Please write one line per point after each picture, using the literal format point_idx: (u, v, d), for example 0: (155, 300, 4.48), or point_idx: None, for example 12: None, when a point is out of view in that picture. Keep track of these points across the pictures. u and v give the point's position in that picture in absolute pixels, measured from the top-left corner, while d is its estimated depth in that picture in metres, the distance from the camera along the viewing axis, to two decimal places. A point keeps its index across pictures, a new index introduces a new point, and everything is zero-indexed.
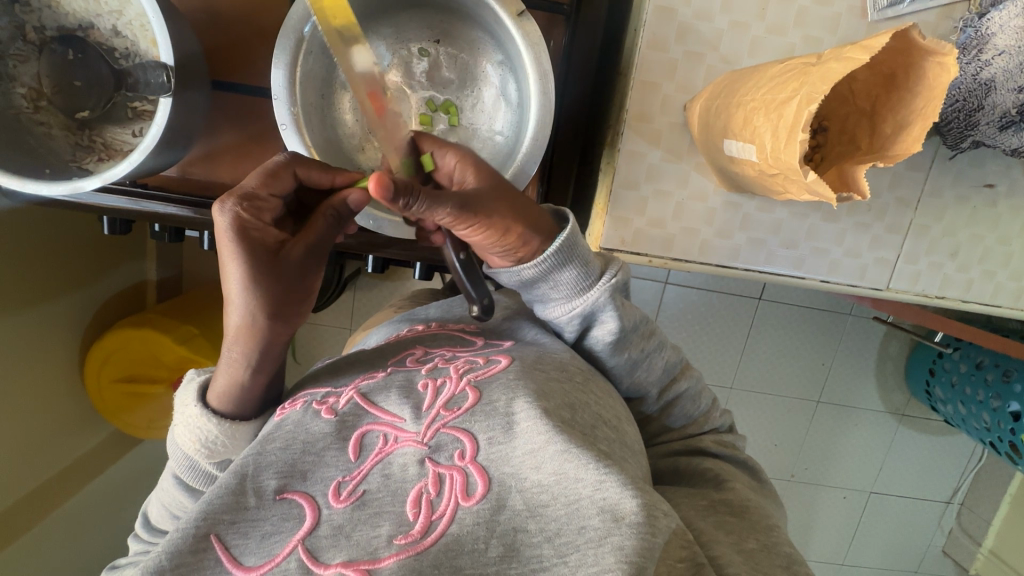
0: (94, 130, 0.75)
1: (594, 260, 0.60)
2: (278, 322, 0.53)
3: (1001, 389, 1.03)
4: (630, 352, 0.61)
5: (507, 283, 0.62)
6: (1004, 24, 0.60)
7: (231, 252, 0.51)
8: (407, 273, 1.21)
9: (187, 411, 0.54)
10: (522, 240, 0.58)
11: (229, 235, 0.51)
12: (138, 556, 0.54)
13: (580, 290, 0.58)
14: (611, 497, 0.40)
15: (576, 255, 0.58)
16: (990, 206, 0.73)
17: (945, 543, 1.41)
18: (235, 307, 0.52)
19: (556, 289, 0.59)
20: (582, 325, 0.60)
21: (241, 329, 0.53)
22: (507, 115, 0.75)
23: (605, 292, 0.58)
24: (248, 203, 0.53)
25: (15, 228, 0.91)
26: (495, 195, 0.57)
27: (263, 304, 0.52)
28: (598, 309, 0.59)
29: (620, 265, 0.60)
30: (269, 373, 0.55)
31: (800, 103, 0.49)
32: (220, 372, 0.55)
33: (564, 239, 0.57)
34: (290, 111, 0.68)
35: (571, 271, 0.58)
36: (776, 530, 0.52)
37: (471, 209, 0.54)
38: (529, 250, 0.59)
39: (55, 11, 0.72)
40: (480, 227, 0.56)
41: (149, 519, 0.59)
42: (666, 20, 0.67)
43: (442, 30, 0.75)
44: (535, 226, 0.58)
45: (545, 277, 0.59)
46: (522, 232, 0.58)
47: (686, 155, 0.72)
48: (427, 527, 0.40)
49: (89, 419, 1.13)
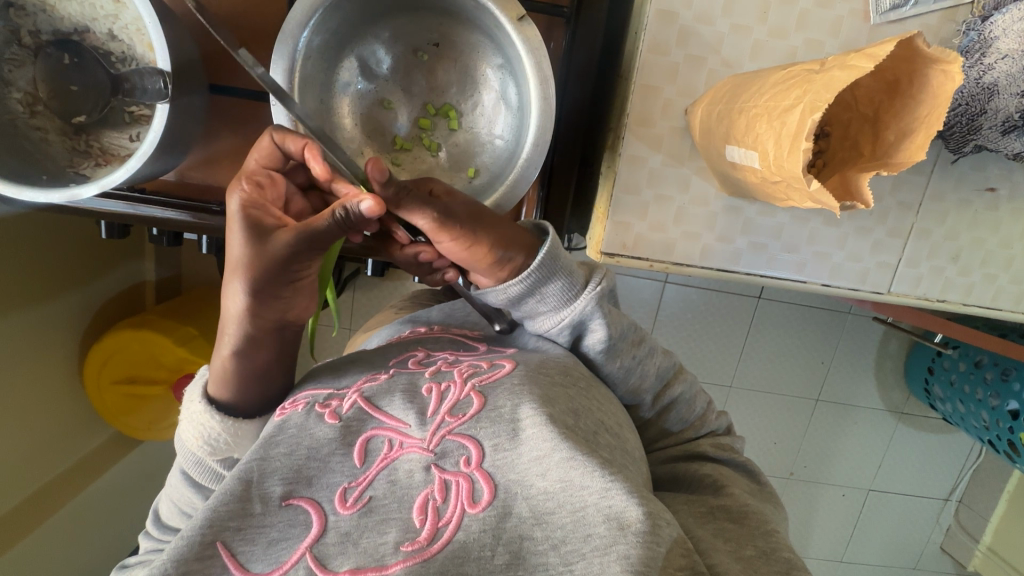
0: (91, 134, 0.75)
1: (578, 270, 0.60)
2: (265, 291, 0.50)
3: (1000, 388, 1.03)
4: (623, 360, 0.61)
5: (493, 303, 0.62)
6: (1008, 28, 0.60)
7: (230, 225, 0.50)
8: (406, 274, 1.20)
9: (191, 407, 0.54)
10: (501, 261, 0.58)
11: (230, 206, 0.51)
12: (148, 555, 0.53)
13: (567, 301, 0.59)
14: (617, 505, 0.40)
15: (559, 267, 0.58)
16: (991, 209, 0.73)
17: (943, 540, 1.42)
18: (231, 287, 0.50)
19: (543, 303, 0.59)
20: (573, 334, 0.60)
21: (235, 310, 0.51)
22: (507, 120, 0.74)
23: (592, 300, 0.58)
24: (248, 180, 0.54)
25: (11, 232, 0.90)
26: (478, 212, 0.58)
27: (250, 277, 0.49)
28: (586, 318, 0.59)
29: (605, 273, 0.61)
30: (264, 360, 0.54)
31: (803, 112, 0.49)
32: (217, 360, 0.54)
33: (545, 252, 0.58)
34: (287, 116, 0.68)
35: (555, 283, 0.58)
36: (775, 536, 0.51)
37: (450, 221, 0.56)
38: (510, 269, 0.59)
39: (50, 15, 0.71)
40: (459, 239, 0.57)
41: (159, 517, 0.58)
42: (667, 24, 0.67)
43: (442, 33, 0.74)
44: (518, 245, 0.59)
45: (530, 293, 0.59)
46: (500, 250, 0.58)
47: (688, 159, 0.72)
48: (434, 534, 0.40)
49: (90, 421, 1.13)
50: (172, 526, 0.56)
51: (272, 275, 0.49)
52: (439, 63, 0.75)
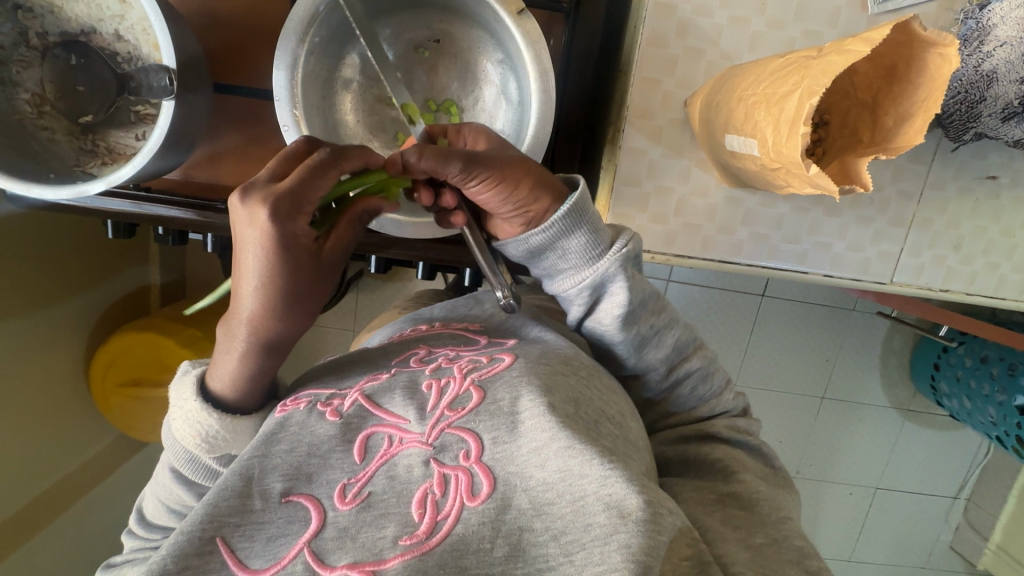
0: (97, 134, 0.76)
1: (605, 229, 0.60)
2: (290, 319, 0.50)
3: (1007, 383, 1.03)
4: (640, 328, 0.61)
5: (514, 255, 0.63)
6: (1006, 15, 0.60)
7: (270, 260, 0.47)
8: (409, 274, 1.21)
9: (185, 405, 0.53)
10: (532, 197, 0.59)
11: (269, 237, 0.46)
12: (137, 554, 0.54)
13: (590, 259, 0.59)
14: (616, 493, 0.40)
15: (585, 220, 0.58)
16: (992, 197, 0.73)
17: (952, 539, 1.41)
18: (262, 309, 0.49)
19: (564, 259, 0.60)
20: (591, 297, 0.61)
21: (264, 331, 0.50)
22: (508, 114, 0.75)
23: (615, 262, 0.58)
24: (287, 202, 0.47)
25: (18, 233, 0.92)
26: (510, 156, 0.59)
27: (294, 306, 0.49)
28: (608, 279, 0.59)
29: (631, 235, 0.61)
30: (280, 360, 0.54)
31: (801, 96, 0.49)
32: (226, 357, 0.52)
33: (574, 201, 0.58)
34: (292, 113, 0.69)
35: (580, 238, 0.58)
36: (788, 523, 0.51)
37: (479, 159, 0.56)
38: (540, 207, 0.59)
39: (58, 16, 0.73)
40: (490, 178, 0.57)
41: (145, 517, 0.58)
42: (666, 17, 0.67)
43: (443, 30, 0.75)
44: (547, 188, 0.59)
45: (553, 245, 0.59)
46: (532, 189, 0.58)
47: (687, 150, 0.72)
48: (433, 527, 0.41)
49: (97, 424, 1.14)
50: (161, 524, 0.56)
51: (312, 298, 0.51)
52: (440, 60, 0.76)
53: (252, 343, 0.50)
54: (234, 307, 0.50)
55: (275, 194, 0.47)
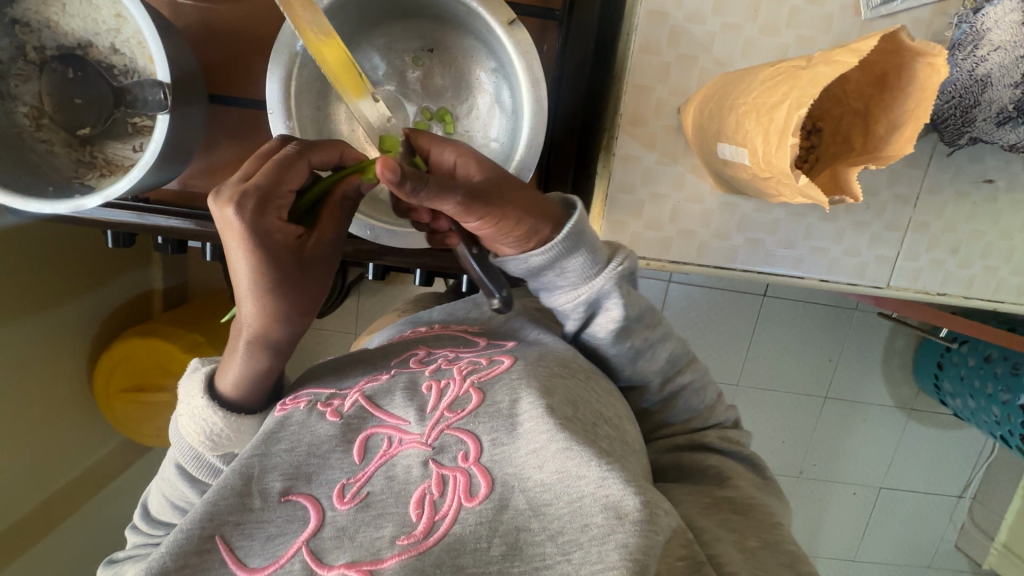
0: (95, 146, 0.77)
1: (601, 248, 0.59)
2: (292, 320, 0.52)
3: (1010, 382, 1.02)
4: (634, 341, 0.61)
5: (512, 272, 0.61)
6: (1000, 19, 0.60)
7: (248, 257, 0.48)
8: (409, 278, 1.21)
9: (195, 401, 0.54)
10: (530, 231, 0.57)
11: (244, 235, 0.48)
12: (142, 549, 0.55)
13: (588, 277, 0.58)
14: (614, 494, 0.41)
15: (584, 242, 0.57)
16: (990, 200, 0.73)
17: (957, 538, 1.40)
18: (254, 309, 0.51)
19: (563, 277, 0.58)
20: (586, 312, 0.61)
21: (260, 335, 0.51)
22: (502, 122, 0.75)
23: (611, 280, 0.58)
24: (257, 201, 0.49)
25: (21, 242, 0.93)
26: (503, 185, 0.55)
27: (284, 302, 0.51)
28: (604, 296, 0.59)
29: (628, 252, 0.60)
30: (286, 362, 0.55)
31: (790, 107, 0.49)
32: (229, 363, 0.54)
33: (571, 227, 0.57)
34: (285, 124, 0.69)
35: (578, 258, 0.57)
36: (782, 528, 0.51)
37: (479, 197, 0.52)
38: (540, 238, 0.57)
39: (55, 31, 0.73)
40: (489, 216, 0.54)
41: (148, 511, 0.59)
42: (658, 24, 0.67)
43: (437, 39, 0.75)
44: (542, 214, 0.57)
45: (551, 265, 0.58)
46: (529, 220, 0.56)
47: (682, 157, 0.72)
48: (430, 527, 0.41)
49: (101, 428, 1.15)
50: (165, 522, 0.57)
51: (302, 293, 0.52)
52: (434, 68, 0.76)
53: (255, 350, 0.52)
54: (235, 314, 0.52)
55: (244, 193, 0.48)
